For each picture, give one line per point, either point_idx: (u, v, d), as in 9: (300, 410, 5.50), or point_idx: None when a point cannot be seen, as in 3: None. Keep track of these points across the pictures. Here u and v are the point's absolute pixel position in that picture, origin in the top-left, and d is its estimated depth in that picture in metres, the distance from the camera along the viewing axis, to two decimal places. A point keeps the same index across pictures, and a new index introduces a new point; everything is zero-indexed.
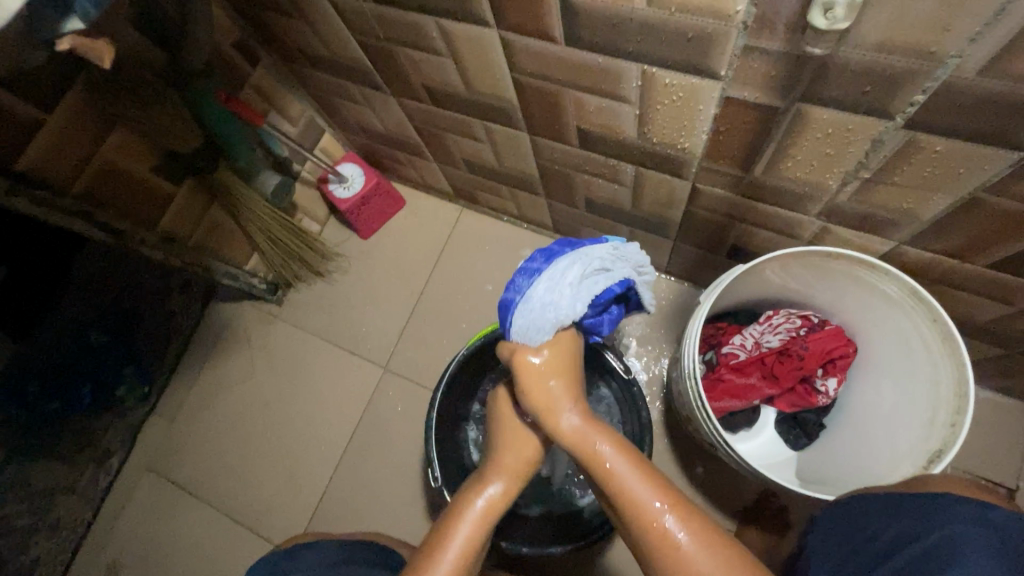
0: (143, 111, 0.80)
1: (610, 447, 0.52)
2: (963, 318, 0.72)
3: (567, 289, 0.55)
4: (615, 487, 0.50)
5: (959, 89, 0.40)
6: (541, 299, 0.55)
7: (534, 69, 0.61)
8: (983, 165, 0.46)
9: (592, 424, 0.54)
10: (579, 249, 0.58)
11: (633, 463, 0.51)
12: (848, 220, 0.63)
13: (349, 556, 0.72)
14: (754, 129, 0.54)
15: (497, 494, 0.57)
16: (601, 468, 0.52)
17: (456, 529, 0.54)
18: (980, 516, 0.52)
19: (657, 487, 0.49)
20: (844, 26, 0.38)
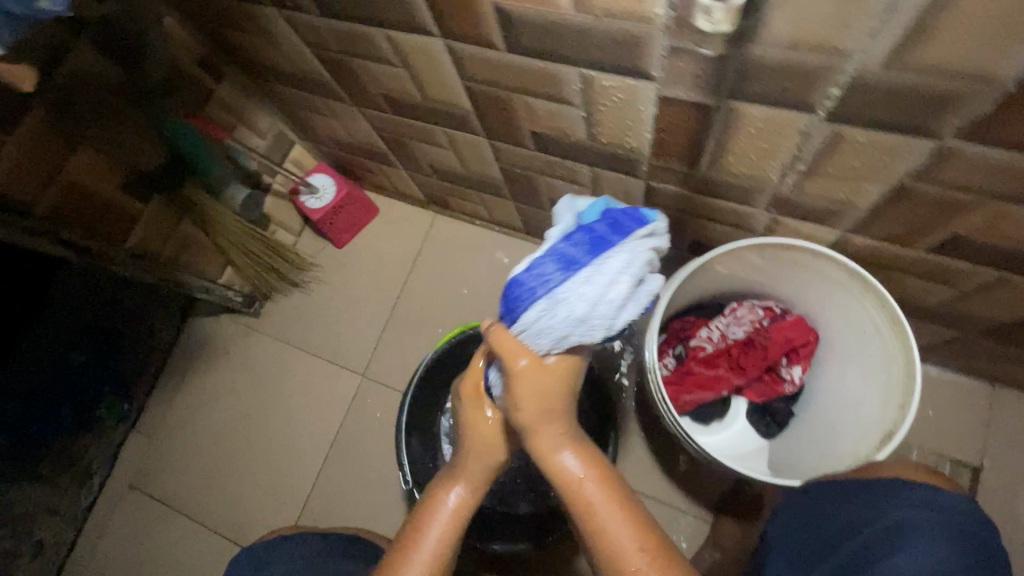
0: (105, 130, 0.84)
1: (596, 485, 0.51)
2: (915, 301, 0.74)
3: (607, 304, 0.45)
4: (595, 525, 0.50)
5: (868, 83, 0.42)
6: (571, 305, 0.45)
7: (482, 76, 0.63)
8: (905, 154, 0.48)
9: (580, 454, 0.52)
10: (633, 246, 0.45)
11: (617, 504, 0.50)
12: (794, 211, 0.65)
13: (331, 547, 0.74)
14: (692, 126, 0.56)
15: (468, 492, 0.57)
16: (582, 500, 0.51)
17: (427, 529, 0.55)
18: (930, 499, 0.58)
19: (638, 534, 0.49)
20: (727, 27, 0.40)
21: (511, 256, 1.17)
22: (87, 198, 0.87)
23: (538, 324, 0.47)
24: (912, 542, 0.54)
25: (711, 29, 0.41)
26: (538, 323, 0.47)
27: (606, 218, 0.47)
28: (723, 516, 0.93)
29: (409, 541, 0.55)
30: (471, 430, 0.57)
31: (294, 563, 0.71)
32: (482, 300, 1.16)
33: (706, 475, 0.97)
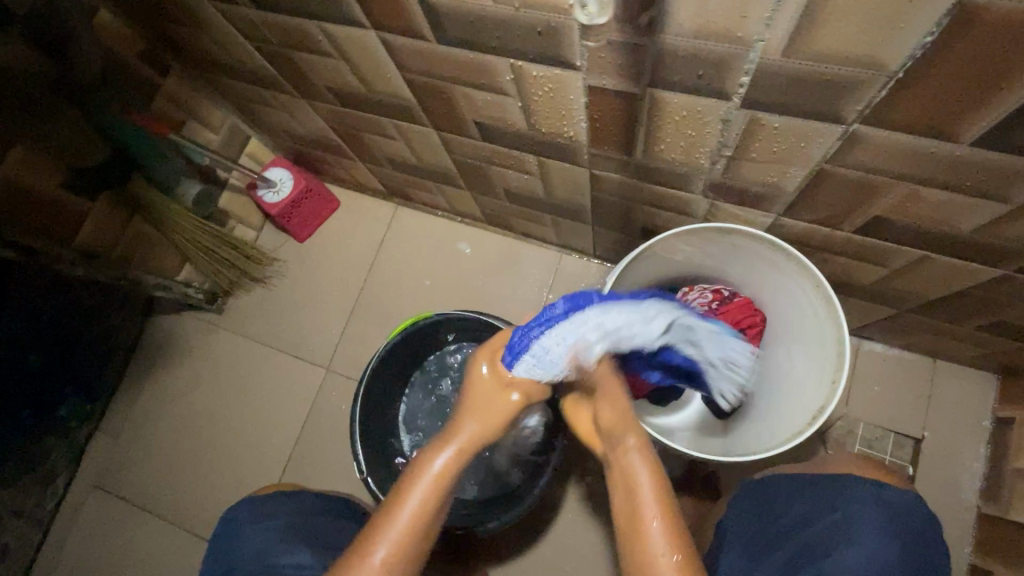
0: (40, 126, 0.82)
1: (654, 491, 0.52)
2: (851, 281, 0.76)
3: (623, 331, 0.62)
4: (640, 527, 0.50)
5: (773, 71, 0.43)
6: (588, 326, 0.61)
7: (419, 67, 0.63)
8: (817, 139, 0.49)
9: (648, 460, 0.55)
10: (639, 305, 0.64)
11: (667, 512, 0.50)
12: (729, 196, 0.66)
13: (327, 510, 0.74)
14: (622, 115, 0.57)
15: (458, 454, 0.57)
16: (634, 500, 0.52)
17: (415, 487, 0.55)
18: (874, 495, 0.58)
19: (677, 545, 0.48)
20: (602, 20, 0.44)
21: (473, 246, 1.18)
22: (28, 198, 0.85)
23: (608, 323, 0.62)
24: (853, 541, 0.55)
25: (588, 21, 0.44)
26: (610, 321, 0.62)
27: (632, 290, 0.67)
28: (680, 495, 0.96)
29: (396, 496, 0.54)
30: (475, 388, 0.61)
31: (294, 519, 0.70)
32: (446, 290, 1.16)
33: (665, 455, 1.00)
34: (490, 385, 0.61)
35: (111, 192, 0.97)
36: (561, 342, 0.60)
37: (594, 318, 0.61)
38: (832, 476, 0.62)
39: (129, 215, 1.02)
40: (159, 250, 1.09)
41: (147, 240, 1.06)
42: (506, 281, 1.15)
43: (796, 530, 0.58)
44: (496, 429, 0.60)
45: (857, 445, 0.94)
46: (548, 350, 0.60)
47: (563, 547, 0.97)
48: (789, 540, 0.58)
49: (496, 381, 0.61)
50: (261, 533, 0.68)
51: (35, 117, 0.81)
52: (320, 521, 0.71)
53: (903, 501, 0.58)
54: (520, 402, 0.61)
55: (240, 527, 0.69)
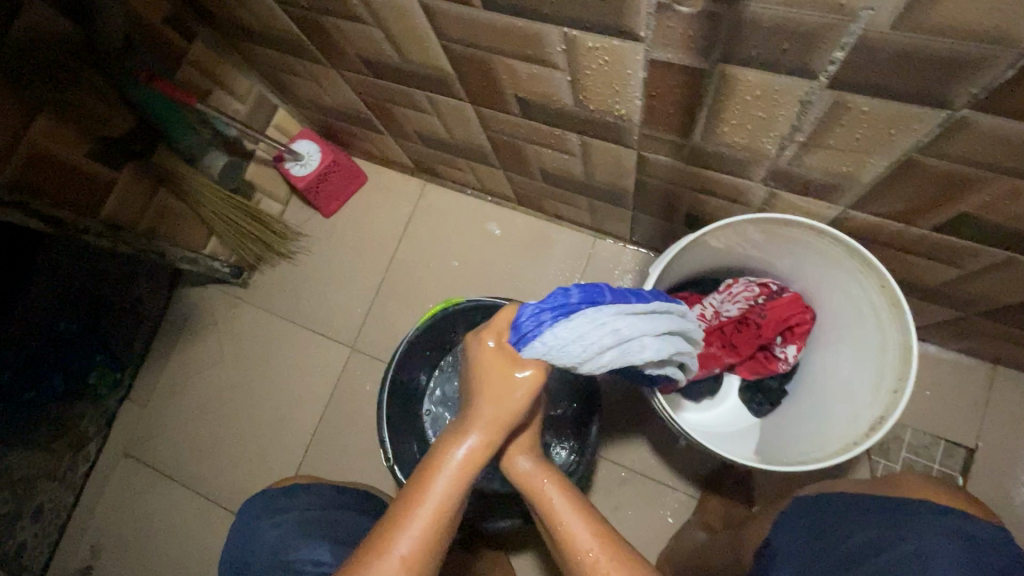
0: (63, 95, 0.80)
1: (557, 491, 0.56)
2: (918, 281, 0.70)
3: (637, 342, 0.55)
4: (558, 526, 0.54)
5: (875, 46, 0.38)
6: (611, 328, 0.53)
7: (459, 35, 0.58)
8: (912, 126, 0.44)
9: (544, 471, 0.57)
10: (652, 316, 0.58)
11: (573, 503, 0.55)
12: (793, 185, 0.61)
13: (347, 499, 0.73)
14: (684, 93, 0.51)
15: (479, 443, 0.52)
16: (546, 510, 0.56)
17: (437, 476, 0.51)
18: (960, 529, 0.56)
19: (593, 526, 0.53)
20: None
21: (503, 227, 1.14)
22: (53, 166, 0.83)
23: (624, 328, 0.53)
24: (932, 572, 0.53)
25: None
26: (626, 327, 0.54)
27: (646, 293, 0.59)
28: (711, 493, 0.93)
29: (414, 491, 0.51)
30: (487, 376, 0.51)
31: (311, 512, 0.70)
32: (473, 272, 1.13)
33: (695, 451, 0.96)
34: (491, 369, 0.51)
35: (136, 161, 0.95)
36: (570, 337, 0.50)
37: (604, 320, 0.52)
38: (907, 501, 0.61)
39: (155, 185, 0.99)
40: (187, 221, 1.07)
41: (174, 213, 1.04)
42: (535, 264, 1.11)
43: (866, 555, 0.57)
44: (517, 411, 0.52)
45: (904, 452, 0.89)
46: (566, 341, 0.50)
47: None
48: (858, 566, 0.57)
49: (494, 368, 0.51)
50: (279, 527, 0.68)
51: (59, 85, 0.79)
52: (339, 515, 0.69)
53: (984, 533, 0.56)
54: (534, 379, 0.51)
55: (258, 519, 0.70)
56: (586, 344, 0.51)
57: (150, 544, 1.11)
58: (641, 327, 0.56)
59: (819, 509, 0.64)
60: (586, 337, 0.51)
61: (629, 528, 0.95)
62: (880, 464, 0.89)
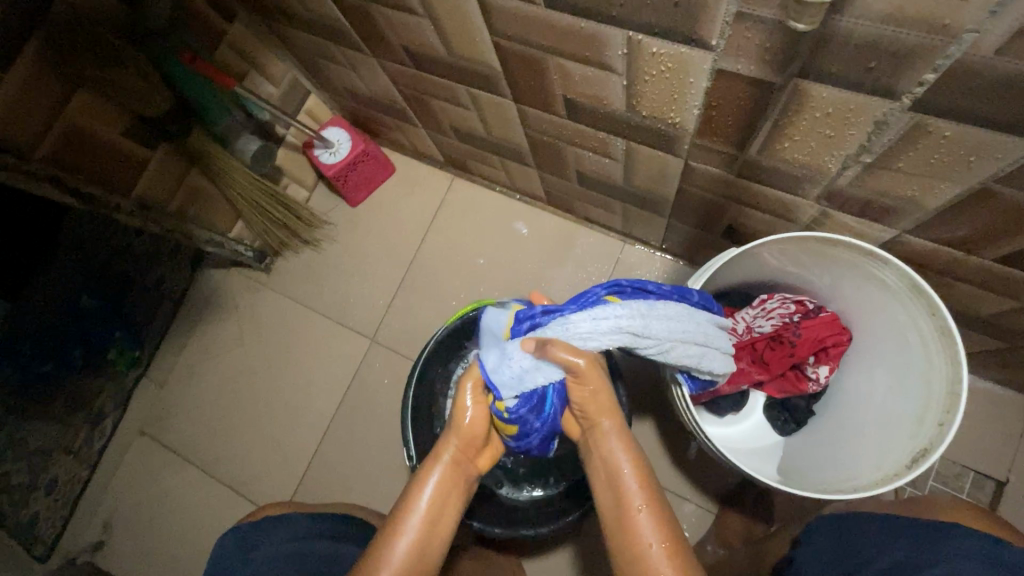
0: (102, 73, 0.78)
1: (635, 471, 0.51)
2: (966, 310, 0.69)
3: (709, 330, 0.62)
4: (625, 508, 0.50)
5: (973, 70, 0.36)
6: (689, 311, 0.60)
7: (513, 33, 0.56)
8: (996, 154, 0.42)
9: (626, 442, 0.54)
10: (718, 321, 0.65)
11: (649, 500, 0.49)
12: (848, 206, 0.59)
13: (326, 530, 0.70)
14: (748, 105, 0.49)
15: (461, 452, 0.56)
16: (617, 484, 0.51)
17: (427, 482, 0.54)
18: (993, 554, 0.53)
19: (664, 530, 0.48)
20: None
21: (530, 226, 1.12)
22: (88, 143, 0.83)
23: (698, 313, 0.61)
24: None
25: None
26: (698, 314, 0.61)
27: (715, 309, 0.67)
28: (731, 508, 0.92)
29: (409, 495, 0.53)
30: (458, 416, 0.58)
31: (287, 547, 0.67)
32: (498, 271, 1.11)
33: (716, 466, 0.95)
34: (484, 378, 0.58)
35: (169, 141, 0.94)
36: (608, 313, 0.55)
37: (639, 301, 0.57)
38: (940, 524, 0.58)
39: (186, 166, 0.99)
40: (215, 204, 1.06)
41: (204, 193, 1.04)
42: (561, 266, 1.09)
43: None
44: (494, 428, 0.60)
45: (932, 480, 0.87)
46: (656, 310, 0.57)
47: (602, 549, 0.94)
48: None
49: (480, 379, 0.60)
50: (252, 564, 0.65)
51: (102, 61, 0.77)
52: (312, 544, 0.67)
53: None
54: (585, 368, 0.54)
55: (233, 556, 0.67)
56: (628, 318, 0.56)
57: (161, 524, 1.11)
58: (680, 314, 0.59)
59: (846, 530, 0.63)
60: (624, 314, 0.56)
61: None
62: (906, 491, 0.87)
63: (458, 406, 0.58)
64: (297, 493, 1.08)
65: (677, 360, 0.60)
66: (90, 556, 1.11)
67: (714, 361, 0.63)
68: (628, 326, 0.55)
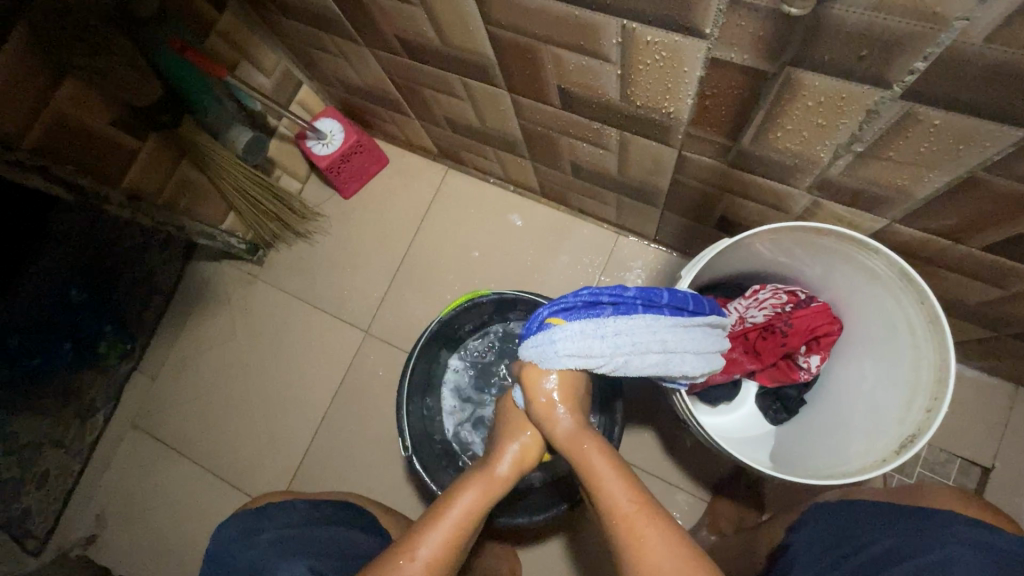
0: (90, 59, 0.76)
1: (595, 448, 0.55)
2: (954, 298, 0.70)
3: (670, 337, 0.59)
4: (594, 480, 0.53)
5: (963, 59, 0.37)
6: (644, 320, 0.57)
7: (507, 21, 0.56)
8: (985, 142, 0.43)
9: (583, 429, 0.57)
10: (692, 318, 0.61)
11: (614, 466, 0.53)
12: (839, 196, 0.59)
13: (321, 517, 0.70)
14: (742, 95, 0.49)
15: (514, 466, 0.58)
16: (582, 463, 0.55)
17: (466, 490, 0.55)
18: (981, 539, 0.55)
19: (632, 489, 0.51)
20: None
21: (525, 218, 1.12)
22: (76, 132, 0.82)
23: (655, 322, 0.58)
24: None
25: None
26: (657, 323, 0.58)
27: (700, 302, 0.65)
28: (723, 497, 0.93)
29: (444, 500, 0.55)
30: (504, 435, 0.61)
31: (286, 530, 0.67)
32: (492, 263, 1.12)
33: (708, 455, 0.96)
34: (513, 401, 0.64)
35: (161, 133, 0.94)
36: (546, 339, 0.56)
37: (584, 318, 0.56)
38: (930, 511, 0.59)
39: (177, 156, 0.98)
40: (205, 195, 1.05)
41: (194, 185, 1.02)
42: (556, 258, 1.09)
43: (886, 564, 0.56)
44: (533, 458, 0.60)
45: (919, 467, 0.89)
46: (600, 330, 0.55)
47: (598, 538, 0.95)
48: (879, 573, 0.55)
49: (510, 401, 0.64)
50: (250, 551, 0.64)
51: (88, 51, 0.75)
52: (310, 531, 0.67)
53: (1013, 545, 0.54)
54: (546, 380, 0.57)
55: (230, 544, 0.67)
56: (564, 343, 0.55)
57: (155, 517, 1.11)
58: (633, 325, 0.56)
59: (839, 514, 0.64)
60: (564, 336, 0.55)
61: None
62: (895, 478, 0.88)
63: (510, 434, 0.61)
64: (292, 484, 1.08)
65: (638, 371, 0.58)
66: (82, 550, 1.11)
67: (682, 364, 0.60)
68: (569, 349, 0.55)
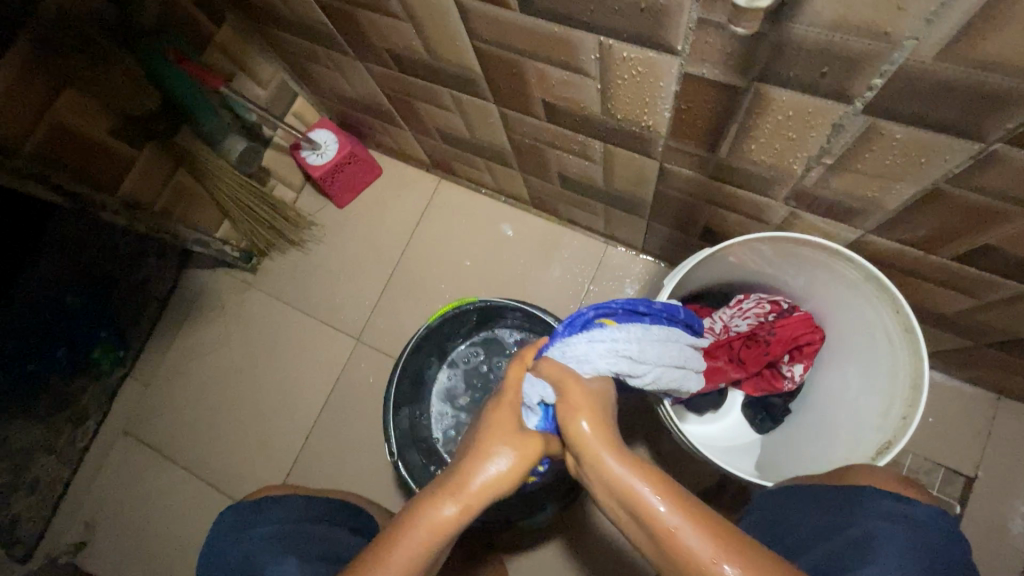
0: (90, 70, 0.81)
1: (648, 486, 0.44)
2: (931, 308, 0.71)
3: (689, 354, 0.67)
4: (662, 533, 0.42)
5: (917, 76, 0.38)
6: (673, 336, 0.65)
7: (491, 36, 0.58)
8: (944, 156, 0.44)
9: (624, 459, 0.46)
10: (693, 345, 0.69)
11: (680, 507, 0.43)
12: (815, 207, 0.61)
13: None
14: (715, 109, 0.51)
15: (468, 503, 0.47)
16: (637, 509, 0.44)
17: (441, 508, 0.46)
18: (903, 512, 0.51)
19: (707, 531, 0.41)
20: None
21: (516, 228, 1.14)
22: (75, 140, 0.83)
23: (681, 339, 0.66)
24: (874, 561, 0.47)
25: None
26: (681, 342, 0.66)
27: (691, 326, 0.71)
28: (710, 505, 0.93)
29: (414, 516, 0.46)
30: (492, 431, 0.50)
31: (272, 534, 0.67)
32: (483, 272, 1.13)
33: (696, 464, 0.96)
34: (513, 399, 0.54)
35: (158, 142, 0.95)
36: (607, 336, 0.58)
37: (633, 325, 0.61)
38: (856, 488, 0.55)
39: (174, 165, 1.00)
40: (201, 203, 1.07)
41: (191, 192, 1.04)
42: (546, 268, 1.11)
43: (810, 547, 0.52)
44: (527, 468, 0.49)
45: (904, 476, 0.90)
46: (648, 337, 0.61)
47: (585, 546, 0.95)
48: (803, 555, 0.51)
49: (511, 398, 0.54)
50: (243, 543, 0.63)
51: (90, 62, 0.80)
52: None
53: (925, 516, 0.51)
54: (582, 403, 0.50)
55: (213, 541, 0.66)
56: (624, 343, 0.59)
57: (145, 524, 1.11)
58: (664, 338, 0.64)
59: None
60: (619, 337, 0.59)
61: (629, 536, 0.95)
62: None
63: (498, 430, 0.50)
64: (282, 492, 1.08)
65: (661, 384, 0.65)
66: (71, 557, 1.11)
67: (691, 383, 0.69)
68: (624, 350, 0.58)
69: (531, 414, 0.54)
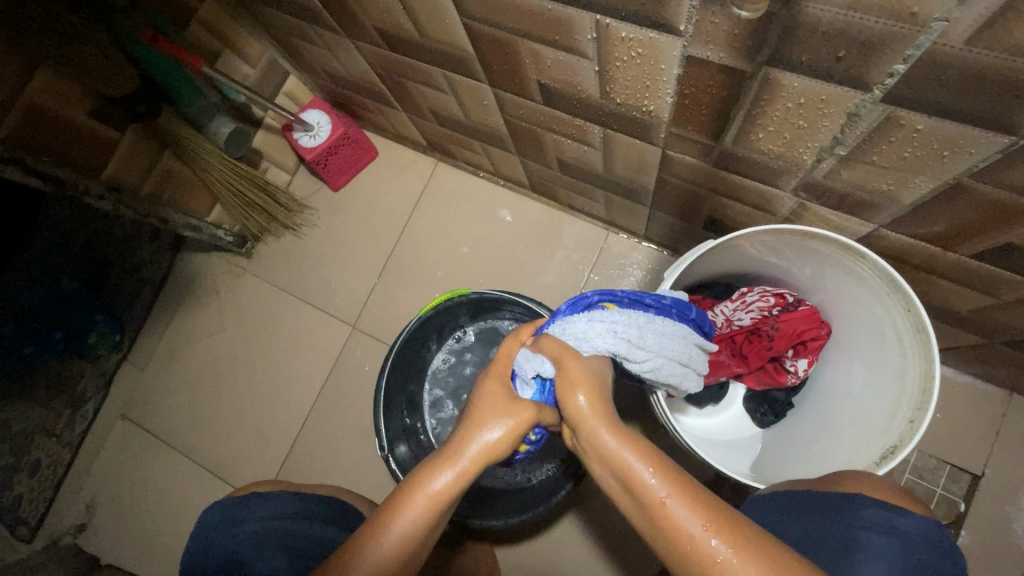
0: (61, 49, 0.76)
1: (642, 458, 0.41)
2: (945, 305, 0.68)
3: (695, 350, 0.63)
4: (653, 507, 0.40)
5: (945, 61, 0.35)
6: (681, 331, 0.61)
7: (483, 14, 0.54)
8: (969, 149, 0.41)
9: (619, 430, 0.44)
10: (702, 342, 0.65)
11: (672, 480, 0.40)
12: (826, 199, 0.57)
13: None
14: (721, 95, 0.47)
15: (464, 471, 0.45)
16: (629, 482, 0.41)
17: (435, 478, 0.44)
18: (888, 523, 0.48)
19: (701, 507, 0.38)
20: None
21: (515, 214, 1.10)
22: (52, 122, 0.81)
23: (688, 334, 0.62)
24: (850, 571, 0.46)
25: None
26: (688, 338, 0.62)
27: (701, 322, 0.67)
28: None
29: (407, 487, 0.44)
30: (486, 402, 0.49)
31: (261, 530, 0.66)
32: (480, 259, 1.10)
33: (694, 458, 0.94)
34: (505, 371, 0.52)
35: (141, 124, 0.92)
36: (608, 317, 0.56)
37: (636, 312, 0.58)
38: (841, 493, 0.52)
39: (159, 148, 0.97)
40: (190, 187, 1.04)
41: (178, 177, 1.01)
42: (545, 254, 1.08)
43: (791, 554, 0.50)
44: (520, 438, 0.47)
45: (908, 473, 0.88)
46: (653, 326, 0.58)
47: (581, 537, 0.94)
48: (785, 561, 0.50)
49: (502, 369, 0.52)
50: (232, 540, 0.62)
51: (59, 41, 0.76)
52: None
53: (914, 528, 0.48)
54: (578, 375, 0.48)
55: (198, 538, 0.65)
56: (625, 326, 0.56)
57: (145, 507, 1.11)
58: (671, 331, 0.60)
59: None
60: (621, 320, 0.56)
61: (624, 529, 0.94)
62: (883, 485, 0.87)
63: (490, 402, 0.48)
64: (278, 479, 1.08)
65: (662, 378, 0.61)
66: (72, 538, 1.12)
67: (693, 379, 0.65)
68: (624, 333, 0.56)
69: (526, 387, 0.53)
